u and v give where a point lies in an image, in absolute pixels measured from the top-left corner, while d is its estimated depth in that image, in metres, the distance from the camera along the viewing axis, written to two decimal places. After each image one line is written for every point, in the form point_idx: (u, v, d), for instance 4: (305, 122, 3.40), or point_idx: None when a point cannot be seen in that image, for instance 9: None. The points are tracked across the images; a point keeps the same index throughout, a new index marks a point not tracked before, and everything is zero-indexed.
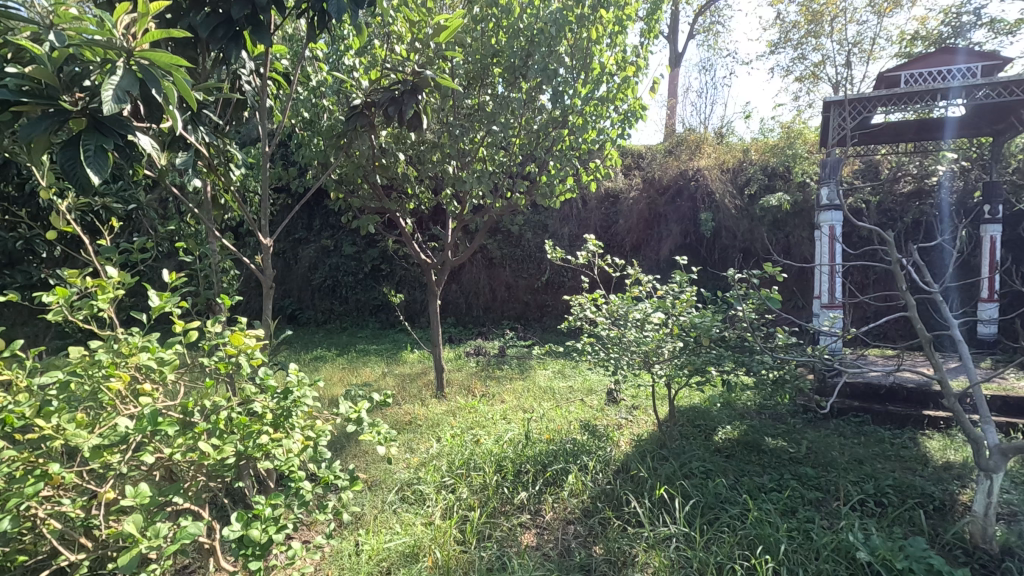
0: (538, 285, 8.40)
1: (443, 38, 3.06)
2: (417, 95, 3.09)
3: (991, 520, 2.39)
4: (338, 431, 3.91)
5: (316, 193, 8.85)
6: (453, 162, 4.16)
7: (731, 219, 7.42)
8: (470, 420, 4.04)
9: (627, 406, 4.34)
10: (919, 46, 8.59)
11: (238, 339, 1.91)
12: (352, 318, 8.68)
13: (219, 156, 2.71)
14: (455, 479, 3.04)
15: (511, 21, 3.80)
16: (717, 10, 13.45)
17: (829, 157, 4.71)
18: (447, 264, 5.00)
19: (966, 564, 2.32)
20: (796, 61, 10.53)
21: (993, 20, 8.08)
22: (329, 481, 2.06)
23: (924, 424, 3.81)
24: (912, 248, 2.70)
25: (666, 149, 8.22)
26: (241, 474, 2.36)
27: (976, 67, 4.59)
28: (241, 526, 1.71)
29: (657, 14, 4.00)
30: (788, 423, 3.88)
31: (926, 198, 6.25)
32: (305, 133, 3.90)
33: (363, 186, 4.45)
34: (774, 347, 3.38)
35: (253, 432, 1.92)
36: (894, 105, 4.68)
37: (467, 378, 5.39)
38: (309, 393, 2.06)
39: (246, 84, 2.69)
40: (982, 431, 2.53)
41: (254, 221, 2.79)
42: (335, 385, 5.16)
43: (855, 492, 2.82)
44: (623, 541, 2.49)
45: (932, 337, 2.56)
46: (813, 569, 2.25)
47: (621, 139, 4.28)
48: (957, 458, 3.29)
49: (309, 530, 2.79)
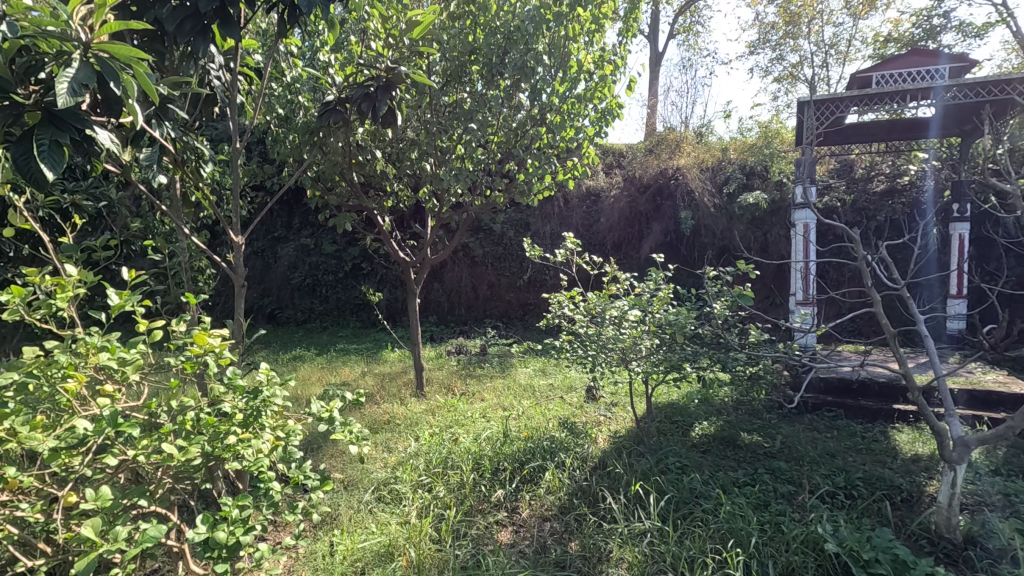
0: (519, 283, 8.39)
1: (417, 34, 3.04)
2: (391, 91, 3.06)
3: (955, 511, 2.44)
4: (314, 431, 3.87)
5: (294, 191, 8.75)
6: (431, 160, 4.14)
7: (710, 217, 7.46)
8: (448, 419, 4.02)
9: (606, 403, 4.35)
10: (891, 48, 8.79)
11: (202, 339, 1.87)
12: (332, 317, 8.59)
13: (190, 152, 2.66)
14: (431, 479, 3.03)
15: (488, 18, 3.81)
16: (697, 11, 13.57)
17: (803, 156, 4.79)
18: (426, 262, 4.96)
19: (932, 554, 2.38)
20: (774, 61, 10.70)
21: (961, 23, 8.29)
22: (299, 481, 2.03)
23: (894, 418, 3.90)
24: (879, 245, 2.74)
25: (646, 149, 8.39)
26: (210, 477, 2.32)
27: (944, 68, 4.66)
28: (206, 528, 1.68)
29: (635, 12, 4.02)
30: (763, 418, 3.93)
31: (898, 197, 6.34)
32: (280, 129, 3.86)
33: (340, 184, 4.40)
34: (748, 343, 3.41)
35: (221, 433, 1.88)
36: (866, 105, 4.78)
37: (447, 377, 5.35)
38: (279, 392, 2.04)
39: (214, 79, 2.63)
40: (945, 423, 2.59)
41: (223, 218, 2.72)
42: (313, 385, 5.11)
43: (826, 485, 2.87)
44: (598, 537, 2.52)
45: (897, 332, 2.61)
46: (783, 561, 2.28)
47: (598, 138, 4.29)
48: (925, 451, 3.37)
49: (283, 533, 2.76)
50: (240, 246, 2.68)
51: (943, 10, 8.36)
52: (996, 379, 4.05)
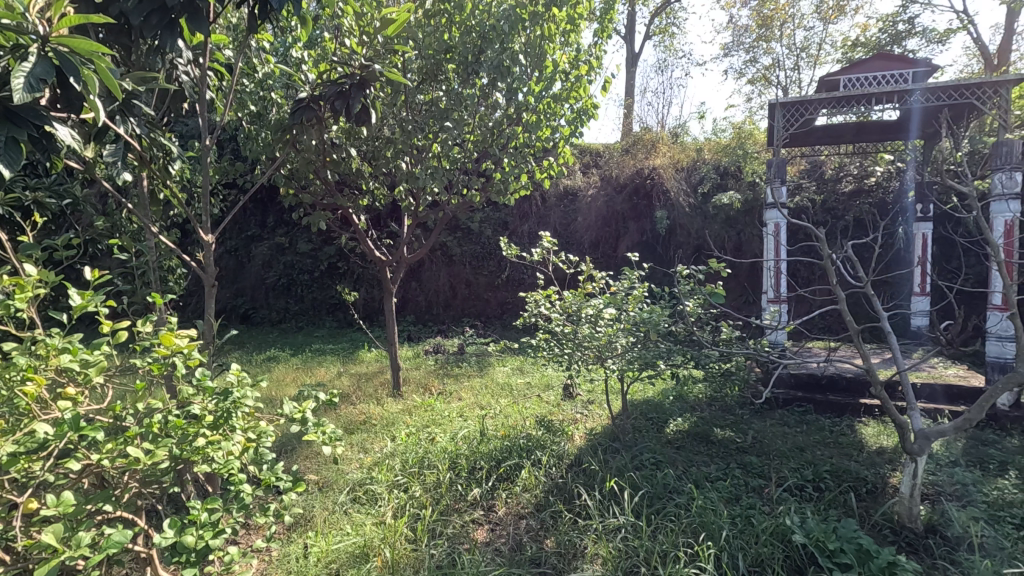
0: (497, 282, 8.38)
1: (391, 31, 3.01)
2: (365, 89, 3.02)
3: (916, 501, 2.52)
4: (287, 432, 3.82)
5: (269, 189, 8.61)
6: (406, 158, 4.11)
7: (685, 216, 7.55)
8: (425, 419, 4.01)
9: (583, 401, 4.39)
10: (859, 52, 9.01)
11: (169, 340, 1.83)
12: (307, 317, 8.49)
13: (157, 149, 2.59)
14: (407, 479, 3.02)
15: (463, 17, 3.80)
16: (672, 12, 13.74)
17: (775, 157, 4.88)
18: (402, 261, 4.93)
19: (894, 543, 2.46)
20: (748, 64, 10.90)
21: (925, 29, 8.57)
22: (270, 483, 2.00)
23: (860, 412, 4.01)
24: (844, 244, 2.81)
25: (623, 149, 8.48)
26: (179, 480, 2.28)
27: (907, 73, 4.76)
28: (173, 533, 1.65)
29: (610, 13, 4.05)
30: (736, 414, 4.01)
31: (866, 197, 6.49)
32: (252, 127, 3.80)
33: (314, 182, 4.34)
34: (720, 340, 3.47)
35: (189, 436, 1.85)
36: (835, 107, 4.88)
37: (424, 376, 5.34)
38: (249, 393, 2.00)
39: (182, 74, 2.58)
40: (907, 415, 2.67)
41: (191, 216, 2.65)
42: (287, 385, 5.05)
43: (795, 478, 2.94)
44: (573, 534, 2.54)
45: (860, 328, 2.69)
46: (752, 553, 2.34)
47: (574, 138, 4.31)
48: (889, 444, 3.47)
49: (255, 536, 2.73)
50: (210, 245, 2.62)
51: (908, 16, 8.63)
52: (957, 373, 4.20)
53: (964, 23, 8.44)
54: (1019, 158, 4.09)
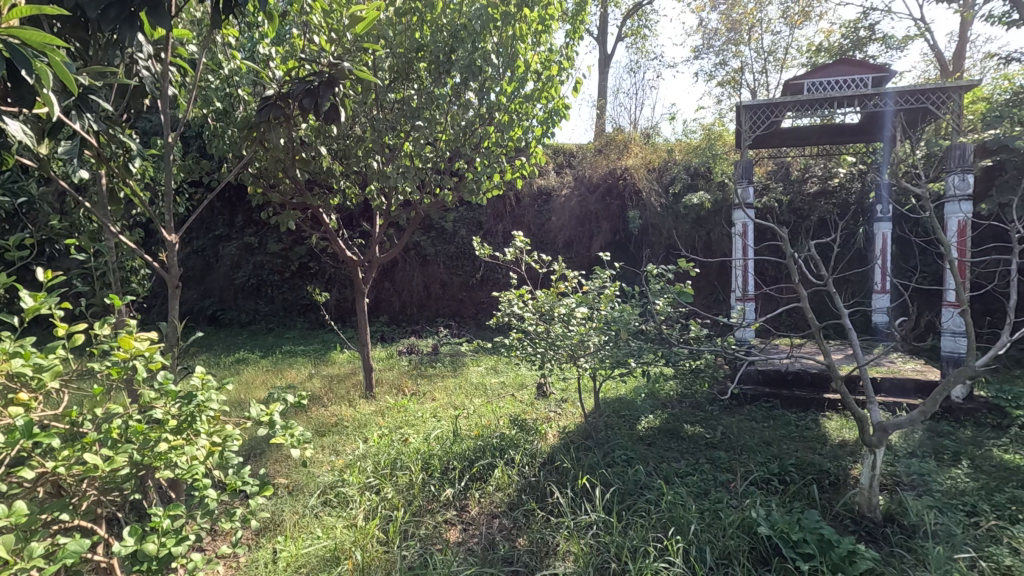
0: (472, 282, 8.37)
1: (360, 29, 2.95)
2: (334, 87, 2.96)
3: (876, 491, 2.61)
4: (255, 436, 3.75)
5: (237, 188, 8.40)
6: (377, 158, 4.07)
7: (656, 216, 7.65)
8: (398, 420, 3.98)
9: (556, 399, 4.42)
10: (823, 57, 9.29)
11: (128, 343, 1.78)
12: (278, 318, 8.34)
13: (115, 146, 2.51)
14: (379, 480, 3.00)
15: (434, 16, 3.78)
16: (644, 14, 13.94)
17: (742, 157, 4.98)
18: (374, 261, 4.87)
19: (855, 533, 2.55)
20: (718, 66, 11.12)
21: (885, 36, 8.88)
22: (236, 488, 1.94)
23: (824, 407, 4.13)
24: (807, 243, 2.87)
25: (596, 149, 8.57)
26: (142, 487, 2.22)
27: (867, 78, 4.92)
28: (134, 541, 1.60)
29: (582, 14, 4.09)
30: (706, 410, 4.09)
31: (830, 197, 6.67)
32: (217, 124, 3.72)
33: (283, 182, 4.27)
34: (689, 338, 3.52)
35: (151, 441, 1.80)
36: (800, 110, 4.99)
37: (397, 377, 5.31)
38: (214, 396, 1.95)
39: (143, 69, 2.50)
40: (866, 408, 2.76)
41: (153, 215, 2.57)
42: (256, 388, 4.96)
43: (761, 472, 3.01)
44: (545, 532, 2.56)
45: (822, 326, 2.76)
46: (719, 547, 2.38)
47: (546, 138, 4.33)
48: (850, 436, 3.59)
49: (222, 543, 2.68)
50: (174, 245, 2.54)
51: (869, 23, 8.93)
52: (914, 367, 4.36)
53: (921, 30, 8.77)
54: (970, 160, 4.27)
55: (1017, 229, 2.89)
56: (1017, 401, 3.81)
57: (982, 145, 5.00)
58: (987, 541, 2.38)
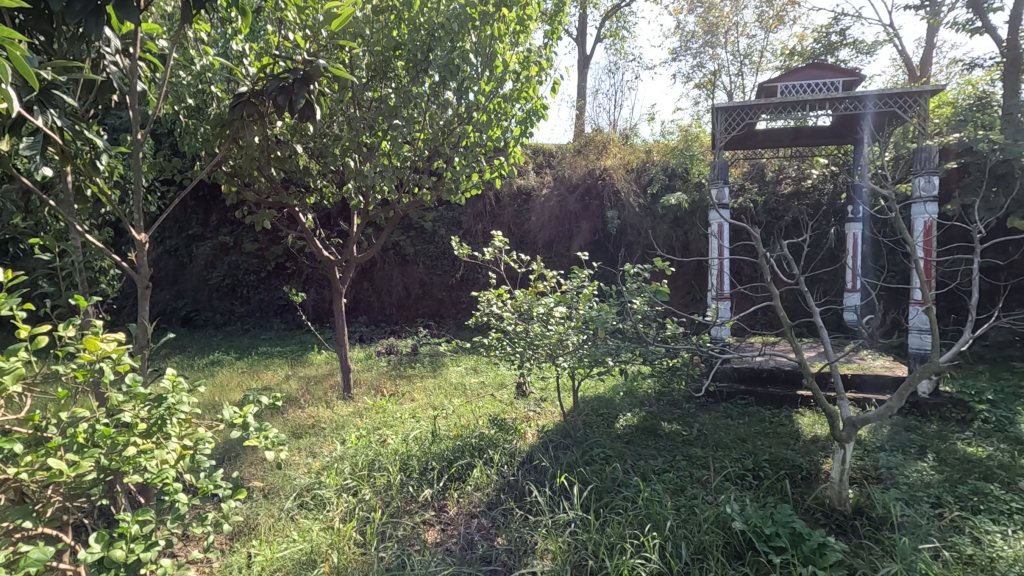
0: (451, 282, 8.34)
1: (335, 26, 2.89)
2: (309, 85, 2.91)
3: (845, 485, 2.67)
4: (229, 439, 3.69)
5: (211, 187, 8.23)
6: (355, 157, 4.03)
7: (635, 216, 7.71)
8: (377, 421, 3.95)
9: (535, 399, 4.43)
10: (796, 61, 9.49)
11: (94, 345, 1.73)
12: (254, 319, 8.21)
13: (81, 143, 2.44)
14: (357, 481, 2.98)
15: (412, 14, 3.74)
16: (622, 16, 14.07)
17: (718, 158, 5.05)
18: (352, 261, 4.82)
19: (825, 525, 2.61)
20: (695, 69, 11.28)
21: (856, 41, 9.10)
22: (208, 492, 1.89)
23: (798, 403, 4.21)
24: (778, 242, 2.92)
25: (575, 149, 8.62)
26: (110, 491, 2.17)
27: (837, 82, 5.05)
28: (101, 547, 1.56)
29: (560, 15, 4.11)
30: (683, 407, 4.15)
31: (804, 198, 6.81)
32: (190, 121, 3.64)
33: (258, 180, 4.20)
34: (666, 337, 3.56)
35: (119, 445, 1.75)
36: (774, 113, 5.09)
37: (376, 378, 5.26)
38: (185, 399, 1.91)
39: (110, 64, 2.43)
40: (836, 404, 2.82)
41: (121, 214, 2.51)
42: (231, 390, 4.87)
43: (736, 468, 3.06)
44: (524, 530, 2.57)
45: (793, 324, 2.81)
46: (694, 542, 2.41)
47: (524, 138, 4.34)
48: (822, 432, 3.67)
49: (195, 548, 2.64)
50: (143, 244, 2.47)
51: (840, 28, 9.15)
52: (883, 364, 4.48)
53: (889, 36, 9.01)
54: (935, 163, 4.40)
55: (978, 231, 2.97)
56: (981, 398, 3.94)
57: (946, 149, 5.15)
58: (950, 531, 2.45)
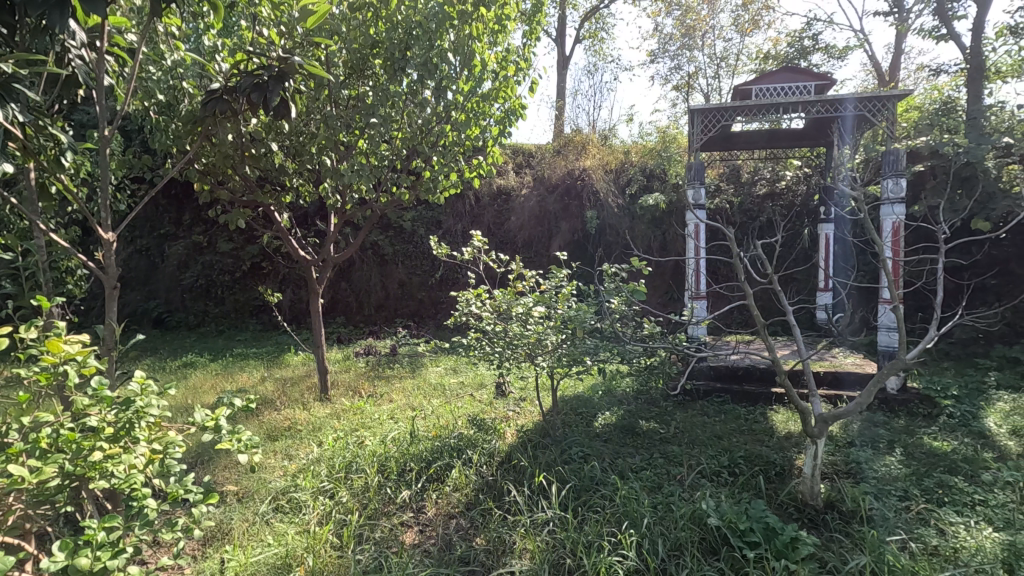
0: (431, 282, 8.30)
1: (311, 23, 2.84)
2: (284, 82, 2.85)
3: (816, 480, 2.73)
4: (201, 442, 3.61)
5: (183, 185, 8.07)
6: (331, 155, 3.97)
7: (614, 217, 7.76)
8: (355, 422, 3.91)
9: (515, 398, 4.43)
10: (770, 64, 9.68)
11: (57, 346, 1.68)
12: (228, 320, 8.05)
13: (43, 139, 2.36)
14: (334, 484, 2.94)
15: (389, 12, 3.69)
16: (601, 18, 14.17)
17: (695, 159, 5.11)
18: (329, 260, 4.75)
19: (798, 520, 2.67)
20: (673, 70, 11.41)
21: (827, 46, 9.32)
22: (178, 496, 1.85)
23: (772, 401, 4.28)
24: (752, 243, 2.95)
25: (555, 149, 8.65)
26: (76, 498, 2.11)
27: (809, 85, 5.16)
28: (65, 555, 1.51)
29: (538, 16, 4.11)
30: (661, 405, 4.19)
31: (778, 199, 6.95)
32: (161, 117, 3.56)
33: (232, 178, 4.12)
34: (644, 336, 3.59)
35: (84, 450, 1.70)
36: (749, 115, 5.17)
37: (354, 379, 5.20)
38: (155, 402, 1.86)
39: (75, 58, 2.36)
40: (808, 401, 2.86)
41: (87, 212, 2.43)
42: (204, 393, 4.77)
43: (712, 465, 3.11)
44: (502, 530, 2.57)
45: (766, 322, 2.85)
46: (671, 539, 2.44)
47: (502, 138, 4.34)
48: (795, 428, 3.74)
49: (165, 555, 2.58)
50: (111, 243, 2.39)
51: (813, 33, 9.35)
52: (854, 362, 4.59)
53: (860, 41, 9.25)
54: (902, 165, 4.52)
55: (944, 231, 3.06)
56: (946, 393, 4.06)
57: (914, 152, 5.30)
58: (917, 523, 2.52)
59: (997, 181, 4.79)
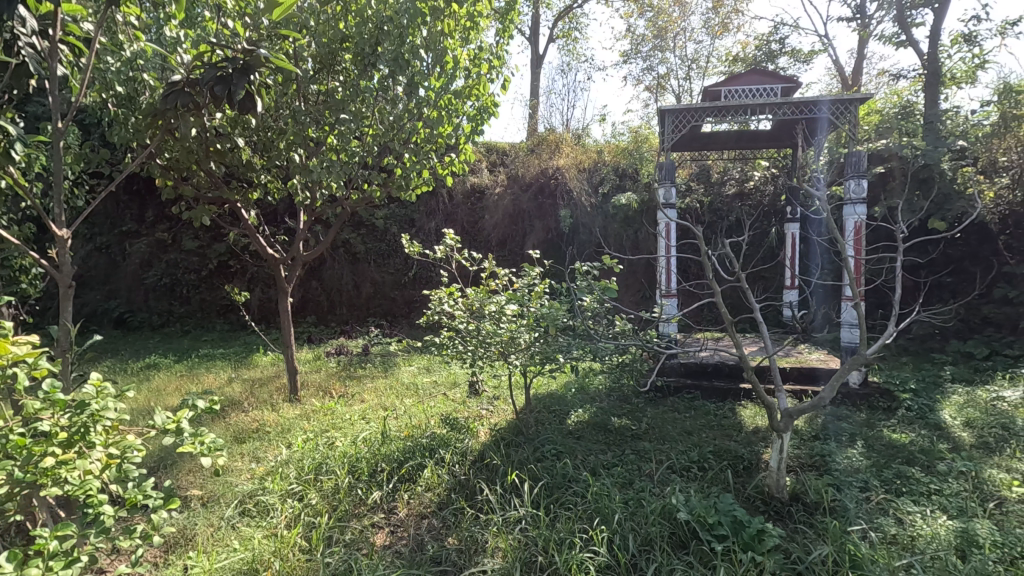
0: (404, 281, 8.22)
1: (276, 15, 2.75)
2: (248, 75, 2.77)
3: (782, 473, 2.79)
4: (164, 446, 3.50)
5: (145, 181, 7.83)
6: (300, 151, 3.89)
7: (587, 215, 7.79)
8: (325, 423, 3.85)
9: (488, 397, 4.40)
10: (739, 67, 9.87)
11: (5, 347, 1.59)
12: (194, 320, 7.83)
13: None
14: (303, 486, 2.89)
15: (359, 6, 3.63)
16: (575, 18, 14.23)
17: (665, 159, 5.16)
18: (298, 258, 4.64)
19: (764, 512, 2.73)
20: (645, 71, 11.54)
21: (793, 50, 9.55)
22: (137, 502, 1.78)
23: (740, 396, 4.37)
24: (721, 241, 2.97)
25: (528, 149, 8.66)
26: (27, 506, 2.01)
27: (776, 87, 5.26)
28: (13, 566, 1.44)
29: (511, 14, 4.10)
30: (633, 402, 4.23)
31: (747, 199, 7.09)
32: (119, 110, 3.43)
33: (197, 174, 4.01)
34: (615, 333, 3.62)
35: (35, 456, 1.62)
36: (719, 116, 5.24)
37: (325, 379, 5.11)
38: (112, 405, 1.79)
39: (25, 47, 2.24)
40: (774, 396, 2.92)
41: (40, 208, 2.32)
42: (167, 395, 4.62)
43: (682, 460, 3.16)
44: (474, 529, 2.56)
45: (734, 320, 2.88)
46: (642, 534, 2.46)
47: (475, 135, 4.32)
48: (763, 423, 3.83)
49: (124, 563, 2.49)
50: (65, 241, 2.29)
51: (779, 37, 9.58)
52: (818, 358, 4.71)
53: (824, 46, 9.51)
54: (864, 167, 4.66)
55: (903, 231, 3.14)
56: (905, 387, 4.22)
57: (875, 154, 5.47)
58: (877, 513, 2.60)
59: (952, 183, 4.99)
